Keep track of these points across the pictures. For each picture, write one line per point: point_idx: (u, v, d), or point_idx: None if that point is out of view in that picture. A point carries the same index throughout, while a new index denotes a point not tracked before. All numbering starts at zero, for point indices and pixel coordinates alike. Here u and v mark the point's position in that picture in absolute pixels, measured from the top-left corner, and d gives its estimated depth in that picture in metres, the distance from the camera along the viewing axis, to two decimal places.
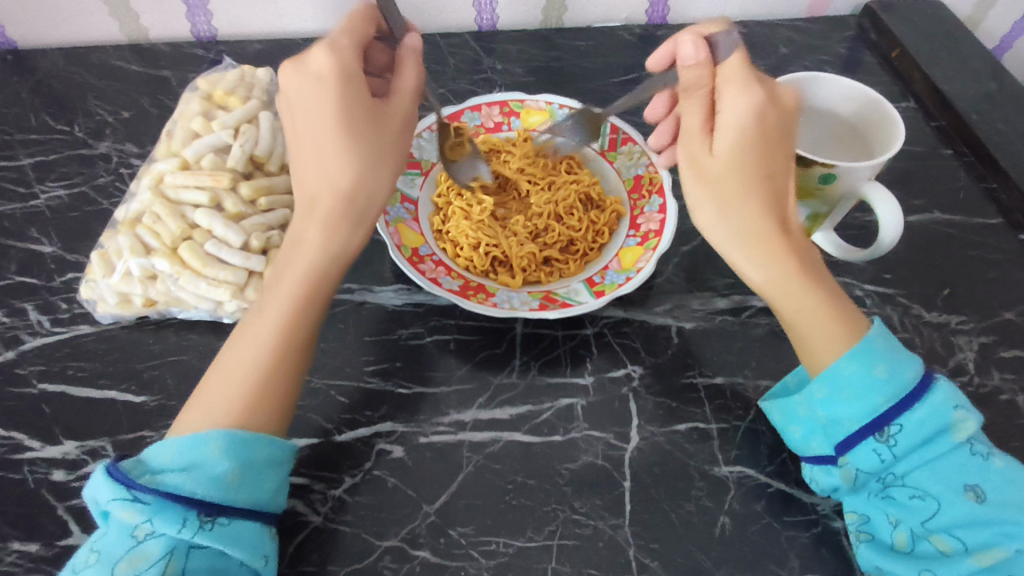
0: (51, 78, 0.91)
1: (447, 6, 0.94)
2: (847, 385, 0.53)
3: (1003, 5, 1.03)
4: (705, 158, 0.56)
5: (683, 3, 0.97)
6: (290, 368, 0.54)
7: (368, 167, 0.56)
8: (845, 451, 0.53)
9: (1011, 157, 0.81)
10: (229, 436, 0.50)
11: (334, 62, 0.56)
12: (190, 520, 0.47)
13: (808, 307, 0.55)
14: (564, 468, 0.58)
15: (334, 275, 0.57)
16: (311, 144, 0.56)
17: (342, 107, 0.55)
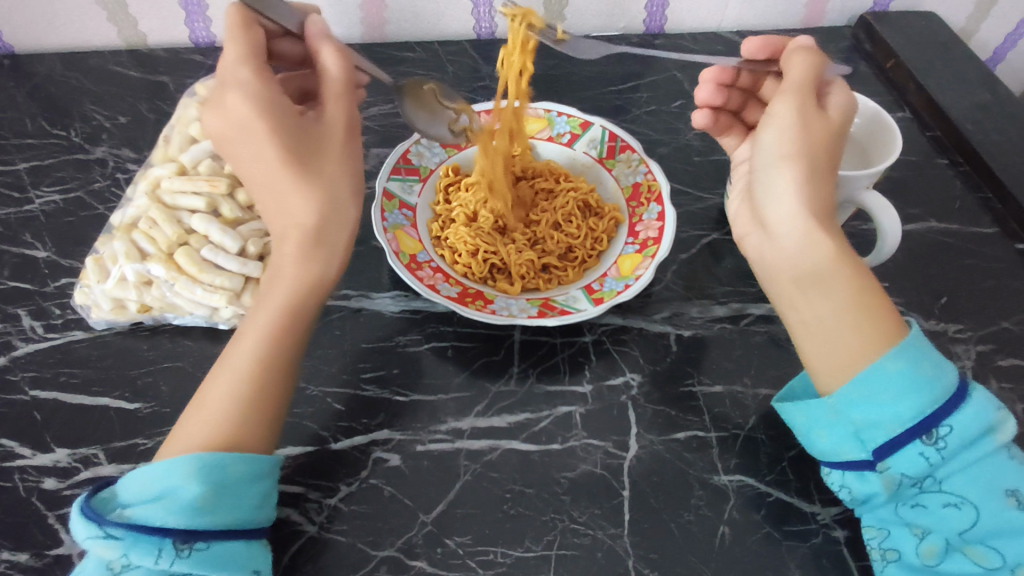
0: (48, 83, 0.90)
1: (446, 14, 0.95)
2: (892, 385, 0.50)
3: (995, 18, 1.04)
4: (810, 117, 0.56)
5: (680, 13, 0.98)
6: (270, 397, 0.54)
7: (328, 195, 0.57)
8: (886, 457, 0.51)
9: (1006, 167, 0.81)
10: (198, 460, 0.49)
11: (264, 96, 0.55)
12: (167, 549, 0.46)
13: (842, 310, 0.53)
14: (563, 477, 0.57)
15: (311, 304, 0.57)
16: (266, 176, 0.56)
17: (271, 129, 0.54)
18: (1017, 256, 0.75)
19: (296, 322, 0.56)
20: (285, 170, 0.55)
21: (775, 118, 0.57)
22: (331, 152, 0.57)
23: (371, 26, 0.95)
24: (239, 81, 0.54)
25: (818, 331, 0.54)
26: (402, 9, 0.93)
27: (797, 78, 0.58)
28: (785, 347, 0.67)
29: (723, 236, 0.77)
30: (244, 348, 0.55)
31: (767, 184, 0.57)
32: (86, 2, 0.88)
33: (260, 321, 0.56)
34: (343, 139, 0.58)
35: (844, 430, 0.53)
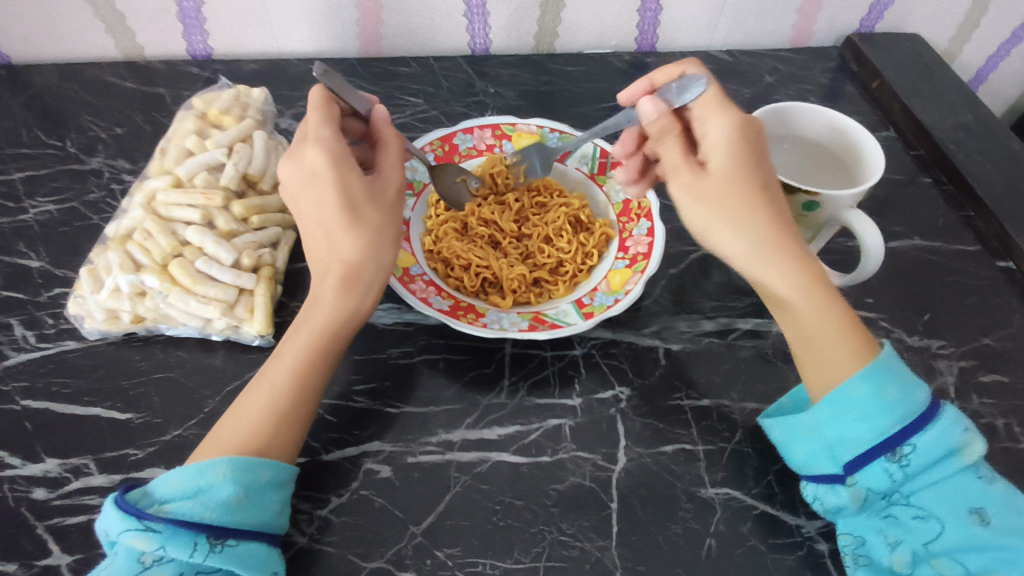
0: (45, 94, 0.91)
1: (441, 30, 0.96)
2: (854, 407, 0.52)
3: (978, 40, 1.07)
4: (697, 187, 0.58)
5: (671, 32, 1.00)
6: (297, 422, 0.55)
7: (375, 239, 0.58)
8: (853, 471, 0.52)
9: (987, 186, 0.83)
10: (235, 461, 0.50)
11: (327, 151, 0.58)
12: (201, 544, 0.47)
13: (820, 332, 0.55)
14: (552, 489, 0.58)
15: (345, 336, 0.58)
16: (318, 218, 0.58)
17: (337, 179, 0.57)
18: (998, 274, 0.77)
19: (331, 345, 0.57)
20: (342, 213, 0.57)
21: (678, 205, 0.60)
22: (383, 207, 0.60)
23: (367, 41, 0.96)
24: (321, 138, 0.59)
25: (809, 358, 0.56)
26: (398, 25, 0.95)
27: (668, 162, 0.61)
28: (771, 361, 0.68)
29: (711, 251, 0.78)
30: (281, 371, 0.56)
31: (708, 249, 0.60)
32: (85, 15, 0.89)
33: (299, 341, 0.57)
34: (396, 202, 0.62)
35: (811, 447, 0.54)
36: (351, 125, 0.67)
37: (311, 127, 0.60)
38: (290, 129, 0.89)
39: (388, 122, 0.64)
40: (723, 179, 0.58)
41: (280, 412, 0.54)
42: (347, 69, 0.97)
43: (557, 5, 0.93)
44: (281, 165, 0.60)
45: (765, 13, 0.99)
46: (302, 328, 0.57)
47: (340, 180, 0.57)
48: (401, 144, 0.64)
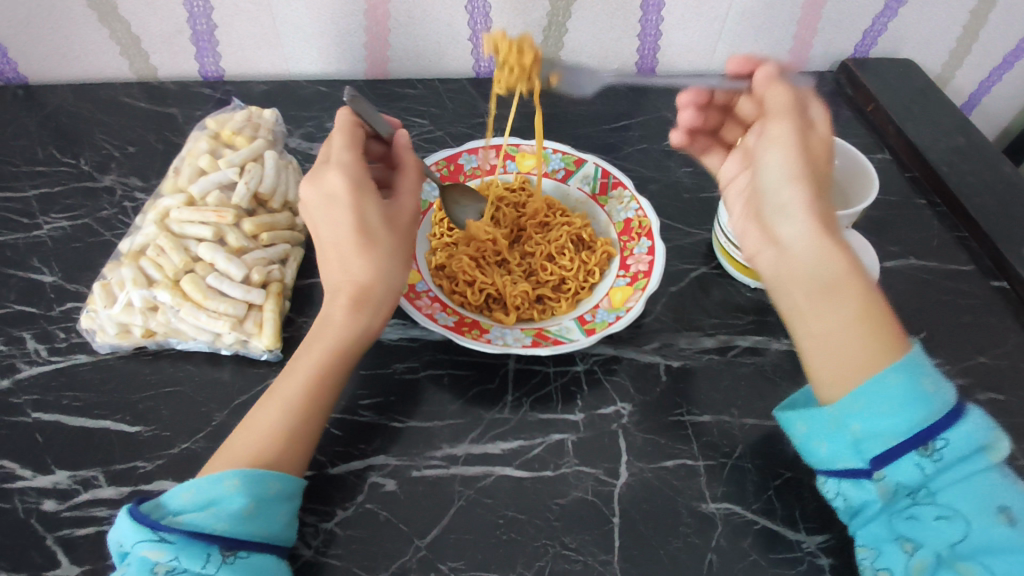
0: (60, 113, 0.93)
1: (446, 53, 0.99)
2: (889, 398, 0.50)
3: (969, 66, 1.10)
4: (803, 138, 0.57)
5: (670, 57, 1.02)
6: (305, 440, 0.56)
7: (386, 264, 0.60)
8: (881, 465, 0.51)
9: (980, 209, 0.85)
10: (246, 473, 0.51)
11: (346, 177, 0.59)
12: (212, 555, 0.48)
13: (849, 323, 0.53)
14: (554, 503, 0.59)
15: (355, 354, 0.60)
16: (333, 243, 0.60)
17: (354, 203, 0.59)
18: (992, 293, 0.79)
19: (341, 361, 0.59)
20: (355, 238, 0.59)
21: (776, 141, 0.57)
22: (396, 232, 0.62)
23: (374, 64, 0.99)
24: (341, 161, 0.60)
25: (823, 348, 0.54)
26: (404, 48, 0.97)
27: (778, 104, 0.60)
28: (771, 378, 0.69)
29: (710, 270, 0.79)
30: (290, 387, 0.57)
31: (779, 206, 0.56)
32: (101, 38, 0.91)
33: (310, 358, 0.58)
34: (409, 228, 0.63)
35: (838, 438, 0.53)
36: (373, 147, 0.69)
37: (333, 151, 0.62)
38: (299, 149, 0.91)
39: (411, 149, 0.67)
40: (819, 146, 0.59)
41: (287, 426, 0.55)
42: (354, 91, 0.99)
43: (559, 30, 0.96)
44: (301, 186, 0.62)
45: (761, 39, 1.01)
46: (313, 343, 0.59)
47: (358, 204, 0.59)
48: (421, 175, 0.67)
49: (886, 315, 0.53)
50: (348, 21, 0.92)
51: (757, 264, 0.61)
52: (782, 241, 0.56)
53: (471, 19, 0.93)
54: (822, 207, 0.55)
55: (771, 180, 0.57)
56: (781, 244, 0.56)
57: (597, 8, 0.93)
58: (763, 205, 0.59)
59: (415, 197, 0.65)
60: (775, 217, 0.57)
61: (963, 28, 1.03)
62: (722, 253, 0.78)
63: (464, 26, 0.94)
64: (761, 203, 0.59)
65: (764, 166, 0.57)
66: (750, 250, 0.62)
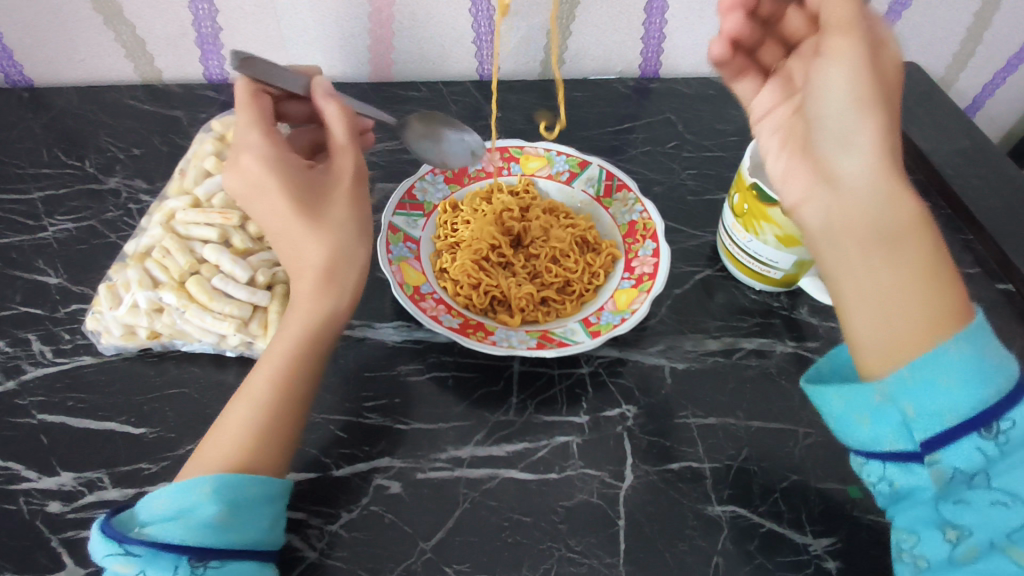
0: (65, 115, 0.94)
1: (450, 55, 0.99)
2: (949, 372, 0.45)
3: (973, 69, 1.10)
4: (870, 57, 0.48)
5: (674, 59, 1.02)
6: (284, 436, 0.55)
7: (332, 232, 0.59)
8: (935, 447, 0.46)
9: (985, 211, 0.85)
10: (216, 479, 0.51)
11: (259, 156, 0.58)
12: (184, 566, 0.48)
13: (906, 278, 0.48)
14: (560, 506, 0.58)
15: (326, 340, 0.59)
16: (280, 233, 0.60)
17: (280, 181, 0.58)
18: (998, 295, 0.78)
19: (312, 358, 0.59)
20: (299, 216, 0.58)
21: (837, 60, 0.48)
22: (342, 198, 0.60)
23: (378, 66, 0.99)
24: (249, 143, 0.59)
25: (875, 306, 0.49)
26: (408, 51, 0.97)
27: (837, 14, 0.48)
28: (776, 381, 0.69)
29: (715, 272, 0.79)
30: (262, 382, 0.57)
31: (833, 144, 0.50)
32: (106, 40, 0.91)
33: (276, 349, 0.58)
34: (356, 187, 0.62)
35: (887, 416, 0.49)
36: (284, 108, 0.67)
37: (237, 139, 0.60)
38: None
39: (331, 94, 0.64)
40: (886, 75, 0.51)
41: (265, 425, 0.55)
42: (358, 93, 1.00)
43: (564, 33, 0.96)
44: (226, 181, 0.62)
45: None
46: (286, 335, 0.59)
47: (285, 180, 0.58)
48: (351, 117, 0.64)
49: (949, 277, 0.48)
50: (353, 24, 0.92)
51: (799, 210, 0.55)
52: (842, 178, 0.50)
53: (475, 22, 0.93)
54: (889, 143, 0.49)
55: (829, 110, 0.50)
56: (838, 182, 0.50)
57: (601, 11, 0.93)
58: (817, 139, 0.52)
59: (349, 149, 0.62)
60: (833, 150, 0.51)
61: (967, 31, 1.03)
62: (726, 256, 0.78)
63: (468, 29, 0.94)
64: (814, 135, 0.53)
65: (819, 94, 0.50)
66: (790, 197, 0.57)
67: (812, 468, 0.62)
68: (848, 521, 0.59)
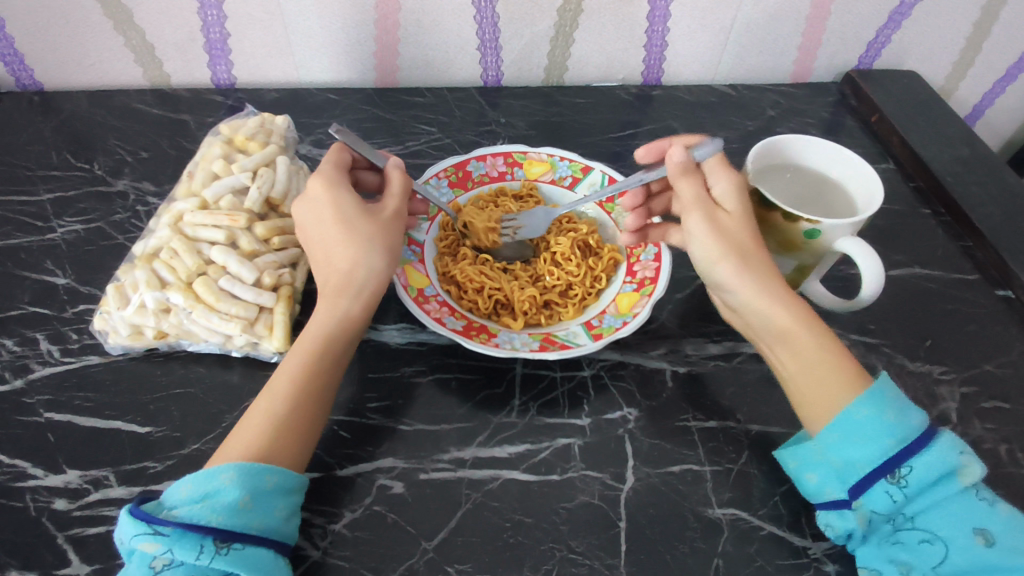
0: (75, 119, 0.95)
1: (455, 63, 1.00)
2: (859, 429, 0.54)
3: (973, 78, 1.11)
4: (716, 220, 0.62)
5: (677, 68, 1.03)
6: (301, 432, 0.56)
7: (363, 248, 0.62)
8: (861, 494, 0.53)
9: (985, 218, 0.86)
10: (242, 467, 0.52)
11: (323, 182, 0.65)
12: (207, 546, 0.48)
13: (811, 364, 0.58)
14: (561, 507, 0.59)
15: (342, 342, 0.61)
16: (318, 240, 0.64)
17: (332, 198, 0.64)
18: (997, 302, 0.79)
19: (326, 355, 0.60)
20: (338, 227, 0.63)
21: (691, 236, 0.63)
22: (378, 223, 0.64)
23: (384, 72, 1.01)
24: (320, 172, 0.66)
25: (797, 392, 0.60)
26: (414, 58, 0.99)
27: (687, 197, 0.64)
28: (776, 385, 0.69)
29: None
30: (281, 382, 0.58)
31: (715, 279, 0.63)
32: (116, 46, 0.93)
33: (299, 346, 0.60)
34: (394, 220, 0.66)
35: (822, 472, 0.55)
36: (365, 177, 0.73)
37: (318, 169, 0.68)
38: (309, 156, 0.92)
39: (402, 166, 0.70)
40: (742, 216, 0.63)
41: (280, 419, 0.56)
42: (363, 99, 1.01)
43: (567, 40, 0.97)
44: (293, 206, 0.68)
45: (767, 50, 1.02)
46: (304, 337, 0.61)
47: (335, 200, 0.64)
48: (408, 178, 0.69)
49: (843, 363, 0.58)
50: (359, 30, 0.93)
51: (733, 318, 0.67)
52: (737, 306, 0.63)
53: (480, 29, 0.94)
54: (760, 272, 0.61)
55: (704, 264, 0.64)
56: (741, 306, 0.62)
57: (605, 19, 0.94)
58: (711, 281, 0.65)
59: (398, 192, 0.67)
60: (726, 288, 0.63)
61: (966, 40, 1.04)
62: None
63: (473, 36, 0.95)
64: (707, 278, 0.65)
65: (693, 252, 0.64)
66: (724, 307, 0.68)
67: None
68: None
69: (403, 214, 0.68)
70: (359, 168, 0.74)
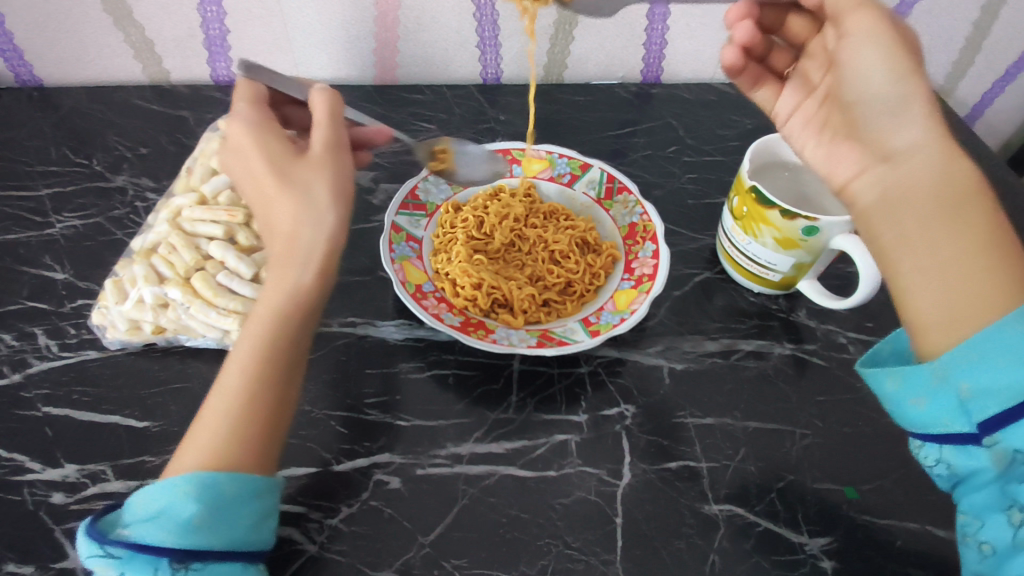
0: (74, 115, 0.95)
1: (454, 60, 1.00)
2: (1012, 349, 0.41)
3: (973, 77, 1.11)
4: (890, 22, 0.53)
5: (676, 65, 1.03)
6: (259, 425, 0.51)
7: (297, 206, 0.55)
8: (993, 430, 0.43)
9: None
10: (193, 478, 0.48)
11: (248, 134, 0.58)
12: (161, 569, 0.46)
13: (963, 244, 0.44)
14: (558, 503, 0.59)
15: (298, 315, 0.54)
16: (258, 203, 0.57)
17: (258, 153, 0.57)
18: None
19: (290, 322, 0.54)
20: (271, 174, 0.56)
21: (856, 34, 0.53)
22: (313, 161, 0.56)
23: (383, 69, 1.01)
24: (242, 120, 0.59)
25: (924, 276, 0.45)
26: (413, 55, 0.99)
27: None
28: (774, 383, 0.69)
29: (714, 275, 0.80)
30: (231, 372, 0.53)
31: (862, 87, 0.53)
32: (116, 42, 0.93)
33: (251, 329, 0.54)
34: (329, 157, 0.57)
35: (938, 400, 0.45)
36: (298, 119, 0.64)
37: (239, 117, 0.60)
38: None
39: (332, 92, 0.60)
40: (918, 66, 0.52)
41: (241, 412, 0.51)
42: (363, 96, 1.01)
43: (566, 38, 0.97)
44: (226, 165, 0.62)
45: None
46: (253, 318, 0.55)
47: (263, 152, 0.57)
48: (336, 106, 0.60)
49: (1003, 254, 0.43)
50: (358, 27, 0.93)
51: (851, 188, 0.54)
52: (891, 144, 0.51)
53: (479, 27, 0.94)
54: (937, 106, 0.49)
55: (875, 78, 0.52)
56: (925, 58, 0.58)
57: (604, 17, 0.94)
58: (860, 115, 0.54)
59: (326, 124, 0.58)
60: (891, 121, 0.51)
61: (967, 40, 1.04)
62: (726, 259, 0.78)
63: (472, 33, 0.96)
64: (856, 113, 0.55)
65: (857, 74, 0.53)
66: (840, 176, 0.56)
67: (808, 468, 0.63)
68: (843, 520, 0.59)
69: (339, 149, 0.58)
70: (285, 107, 0.70)
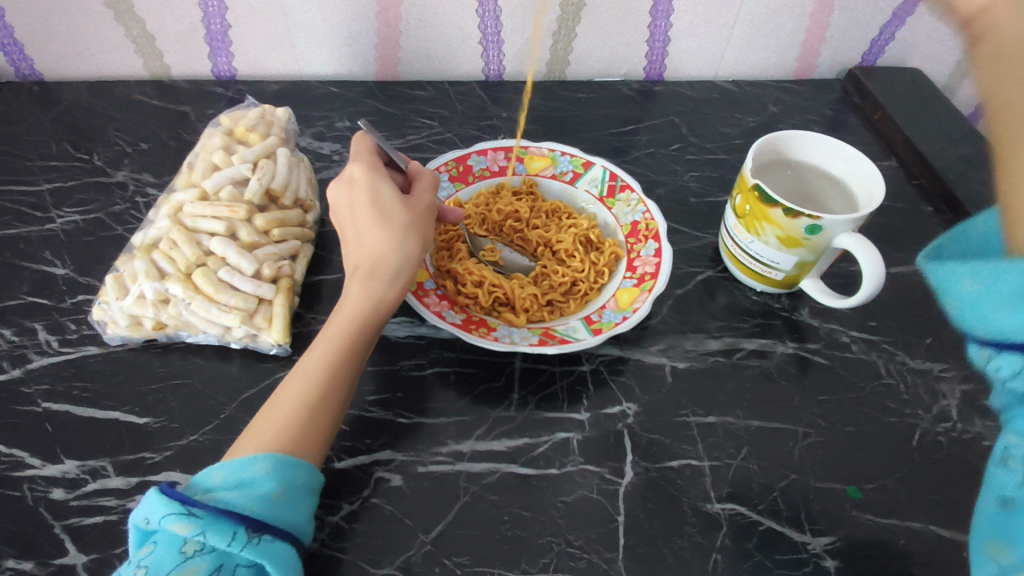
0: (74, 109, 0.94)
1: (456, 56, 1.00)
2: None
3: None
4: None
5: (679, 62, 1.03)
6: (324, 423, 0.56)
7: (394, 239, 0.62)
8: None
9: None
10: (277, 458, 0.52)
11: (362, 169, 0.65)
12: (239, 534, 0.48)
13: None
14: (560, 501, 0.59)
15: (371, 329, 0.61)
16: (352, 226, 0.64)
17: (370, 185, 0.64)
18: None
19: (363, 332, 0.60)
20: (376, 209, 0.63)
21: None
22: (415, 211, 0.64)
23: (385, 65, 1.00)
24: (358, 158, 0.67)
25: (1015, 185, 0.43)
26: (414, 51, 0.98)
27: None
28: (776, 381, 0.69)
29: (717, 273, 0.80)
30: (313, 365, 0.58)
31: None
32: (117, 36, 0.92)
33: (332, 333, 0.60)
34: (427, 213, 0.66)
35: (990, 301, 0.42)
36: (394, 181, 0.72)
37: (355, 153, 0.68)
38: (309, 149, 0.92)
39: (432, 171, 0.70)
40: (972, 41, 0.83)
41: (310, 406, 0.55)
42: (364, 92, 1.00)
43: (569, 35, 0.97)
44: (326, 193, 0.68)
45: (770, 46, 1.02)
46: (335, 323, 0.60)
47: (368, 185, 0.64)
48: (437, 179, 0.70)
49: None
50: (360, 22, 0.93)
51: None
52: None
53: (481, 22, 0.94)
54: None
55: None
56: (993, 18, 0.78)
57: (606, 13, 0.94)
58: None
59: (426, 186, 0.67)
60: None
61: None
62: (729, 258, 0.78)
63: (475, 29, 0.95)
64: None
65: None
66: None
67: (811, 467, 0.63)
68: (846, 519, 0.59)
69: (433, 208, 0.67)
70: None
